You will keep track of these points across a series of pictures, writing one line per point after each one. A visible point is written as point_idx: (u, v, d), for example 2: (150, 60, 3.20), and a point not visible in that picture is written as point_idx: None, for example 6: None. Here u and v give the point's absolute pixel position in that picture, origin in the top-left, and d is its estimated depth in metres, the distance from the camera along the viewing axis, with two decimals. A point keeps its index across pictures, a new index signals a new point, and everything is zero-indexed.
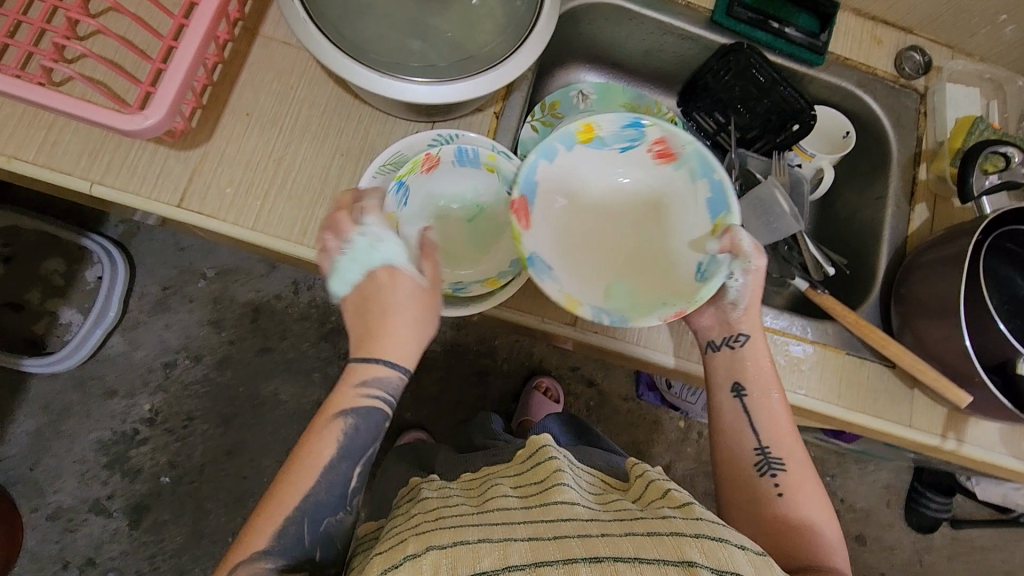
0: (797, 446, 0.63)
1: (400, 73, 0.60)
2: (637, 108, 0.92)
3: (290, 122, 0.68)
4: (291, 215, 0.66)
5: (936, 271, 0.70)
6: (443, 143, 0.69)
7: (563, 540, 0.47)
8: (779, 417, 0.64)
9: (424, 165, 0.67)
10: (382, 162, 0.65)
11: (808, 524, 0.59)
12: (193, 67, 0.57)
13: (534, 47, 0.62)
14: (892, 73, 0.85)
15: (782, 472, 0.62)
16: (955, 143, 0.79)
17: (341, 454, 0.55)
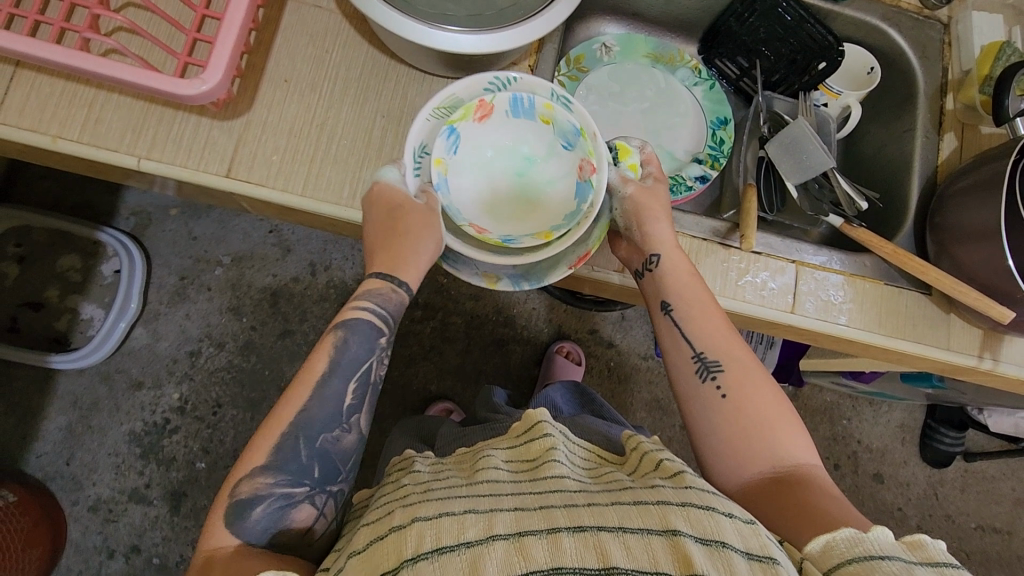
0: (732, 346, 0.66)
1: (447, 24, 0.61)
2: (660, 58, 0.92)
3: (329, 87, 0.68)
4: (339, 178, 0.67)
5: (976, 192, 0.71)
6: (499, 87, 0.65)
7: (547, 511, 0.50)
8: (710, 320, 0.67)
9: (477, 113, 0.64)
10: (435, 106, 0.63)
11: (749, 411, 0.62)
12: (242, 32, 0.58)
13: None
14: (914, 5, 0.85)
15: (722, 374, 0.64)
16: (983, 70, 0.80)
17: (333, 365, 0.59)
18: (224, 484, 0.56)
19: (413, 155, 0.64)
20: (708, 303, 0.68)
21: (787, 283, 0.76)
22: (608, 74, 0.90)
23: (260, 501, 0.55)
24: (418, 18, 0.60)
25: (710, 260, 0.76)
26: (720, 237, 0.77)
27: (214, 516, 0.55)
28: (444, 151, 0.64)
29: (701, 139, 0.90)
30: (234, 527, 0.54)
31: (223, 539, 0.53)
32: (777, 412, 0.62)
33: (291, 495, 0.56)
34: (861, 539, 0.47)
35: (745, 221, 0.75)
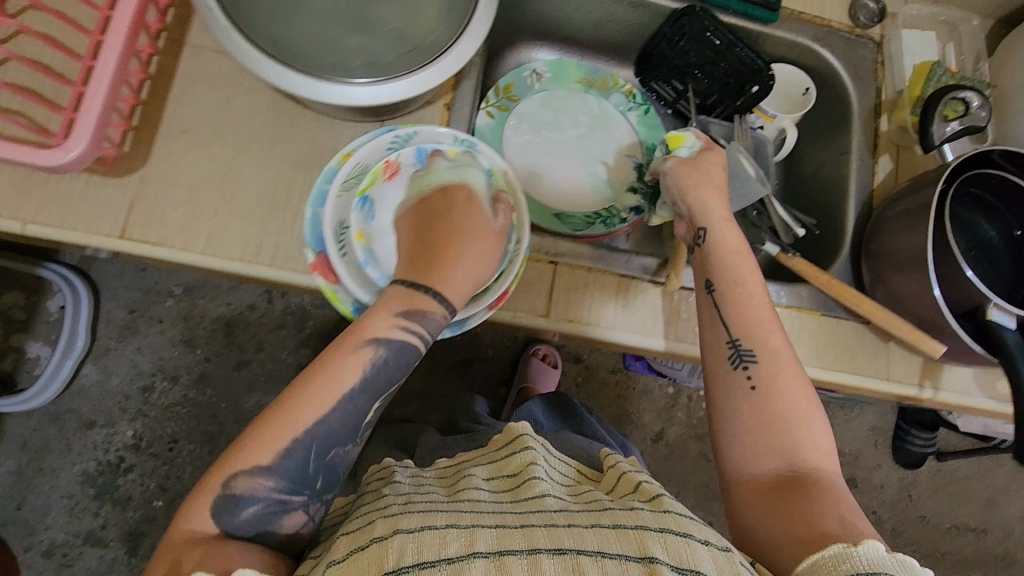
0: (767, 336, 0.63)
1: (341, 76, 0.59)
2: (593, 84, 0.89)
3: (230, 136, 0.64)
4: (245, 233, 0.63)
5: (910, 220, 0.70)
6: (401, 144, 0.61)
7: (529, 530, 0.46)
8: (751, 305, 0.64)
9: (385, 174, 0.61)
10: (344, 177, 0.59)
11: (781, 404, 0.59)
12: (113, 91, 0.55)
13: (473, 40, 0.60)
14: (847, 24, 0.83)
15: (753, 364, 0.61)
16: (915, 90, 0.79)
17: (365, 382, 0.53)
18: (219, 464, 0.50)
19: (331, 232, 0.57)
20: (754, 288, 0.65)
21: None
22: (538, 102, 0.87)
23: (257, 501, 0.49)
24: (308, 71, 0.58)
25: (642, 300, 0.71)
26: (650, 273, 0.72)
27: (202, 492, 0.49)
28: (361, 222, 0.59)
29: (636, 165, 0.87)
30: (223, 519, 0.49)
31: (209, 524, 0.48)
32: (801, 405, 0.60)
33: (286, 501, 0.51)
34: (850, 553, 0.45)
35: (676, 259, 0.72)
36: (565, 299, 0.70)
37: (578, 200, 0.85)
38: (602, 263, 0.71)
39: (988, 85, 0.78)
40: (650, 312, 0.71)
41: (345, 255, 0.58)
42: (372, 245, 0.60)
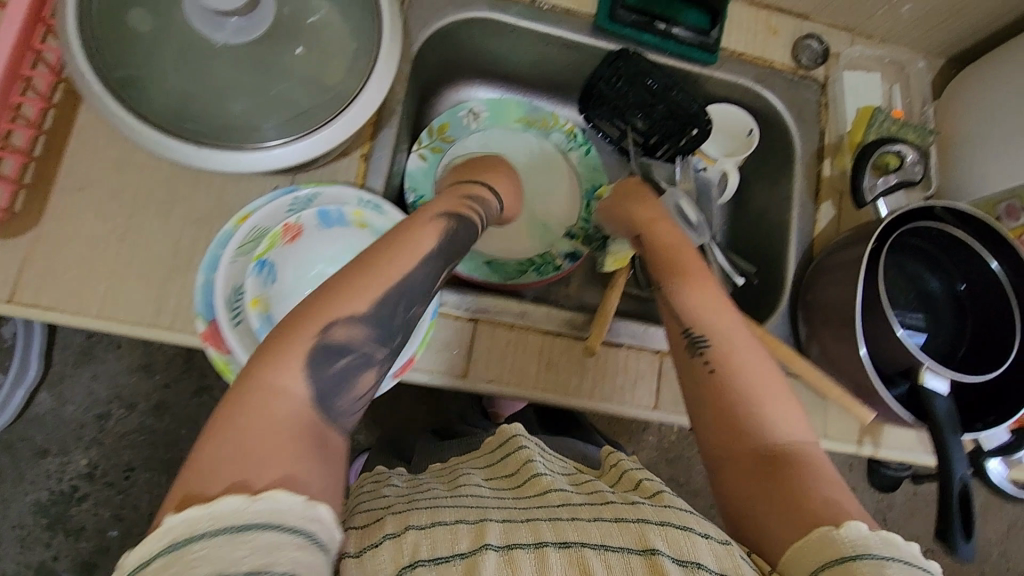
0: (717, 315, 0.58)
1: (227, 141, 0.56)
2: (533, 123, 0.86)
3: (130, 195, 0.62)
4: (144, 296, 0.60)
5: (842, 276, 0.68)
6: (303, 205, 0.59)
7: (534, 523, 0.44)
8: (696, 287, 0.60)
9: (284, 237, 0.58)
10: (238, 241, 0.56)
11: (743, 388, 0.53)
12: None
13: (368, 102, 0.58)
14: (789, 65, 0.81)
15: (710, 348, 0.56)
16: (855, 136, 0.77)
17: (435, 249, 0.51)
18: (306, 314, 0.44)
19: (223, 302, 0.54)
20: (700, 275, 0.61)
21: (650, 376, 0.71)
22: (475, 142, 0.83)
23: (352, 351, 0.44)
24: (190, 137, 0.55)
25: (564, 358, 0.69)
26: (574, 327, 0.70)
27: (296, 341, 0.42)
28: (258, 289, 0.57)
29: (574, 210, 0.85)
30: (312, 371, 0.42)
31: (298, 385, 0.41)
32: (768, 382, 0.53)
33: (369, 357, 0.45)
34: (873, 537, 0.41)
35: (601, 321, 0.69)
36: (484, 359, 0.67)
37: (515, 247, 0.82)
38: (524, 320, 0.69)
39: (930, 131, 0.76)
40: (636, 384, 0.71)
41: (238, 325, 0.55)
42: (270, 311, 0.58)
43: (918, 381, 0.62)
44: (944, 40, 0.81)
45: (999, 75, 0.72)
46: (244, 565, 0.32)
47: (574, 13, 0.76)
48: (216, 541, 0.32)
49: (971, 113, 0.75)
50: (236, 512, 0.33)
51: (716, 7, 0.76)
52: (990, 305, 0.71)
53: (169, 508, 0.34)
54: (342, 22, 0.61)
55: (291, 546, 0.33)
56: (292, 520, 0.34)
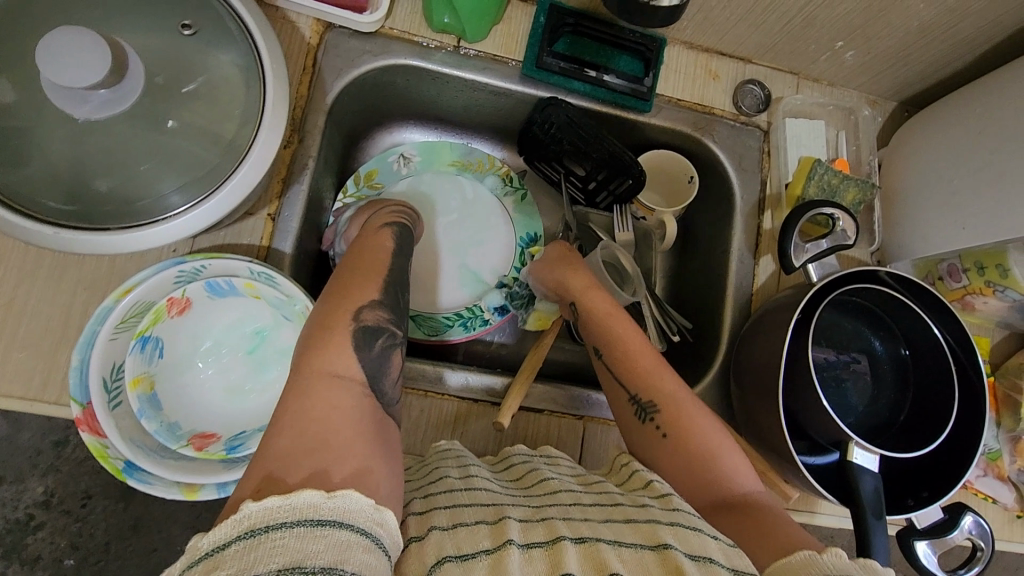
0: (660, 376, 0.60)
1: (103, 220, 0.51)
2: (468, 166, 0.81)
3: (17, 260, 0.59)
4: (29, 369, 0.58)
5: (770, 342, 0.65)
6: (190, 277, 0.56)
7: (550, 522, 0.45)
8: (636, 352, 0.62)
9: (172, 310, 0.56)
10: (116, 319, 0.53)
11: (692, 443, 0.56)
12: None
13: (257, 167, 0.54)
14: (730, 110, 0.77)
15: (659, 412, 0.58)
16: (796, 189, 0.74)
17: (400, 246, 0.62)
18: (332, 311, 0.51)
19: (100, 385, 0.52)
20: (636, 338, 0.63)
21: (574, 445, 0.68)
22: (407, 187, 0.79)
23: (385, 331, 0.51)
24: (59, 219, 0.50)
25: (480, 425, 0.66)
26: (494, 394, 0.67)
27: (333, 336, 0.49)
28: (140, 366, 0.55)
29: (507, 258, 0.81)
30: (362, 353, 0.49)
31: (352, 370, 0.47)
32: (717, 433, 0.57)
33: (394, 336, 0.53)
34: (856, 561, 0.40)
35: (516, 392, 0.64)
36: None
37: (445, 298, 0.79)
38: (440, 387, 0.66)
39: (871, 185, 0.73)
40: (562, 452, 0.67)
41: (117, 407, 0.53)
42: (155, 389, 0.55)
43: (847, 457, 0.59)
44: (891, 85, 0.78)
45: (942, 126, 0.68)
46: (319, 558, 0.32)
47: (501, 58, 0.72)
48: (295, 531, 0.33)
49: (912, 165, 0.71)
50: (314, 507, 0.34)
51: (650, 54, 0.72)
52: (931, 372, 0.67)
53: (248, 493, 0.37)
54: (233, 84, 0.56)
55: (357, 547, 0.34)
56: (360, 522, 0.35)
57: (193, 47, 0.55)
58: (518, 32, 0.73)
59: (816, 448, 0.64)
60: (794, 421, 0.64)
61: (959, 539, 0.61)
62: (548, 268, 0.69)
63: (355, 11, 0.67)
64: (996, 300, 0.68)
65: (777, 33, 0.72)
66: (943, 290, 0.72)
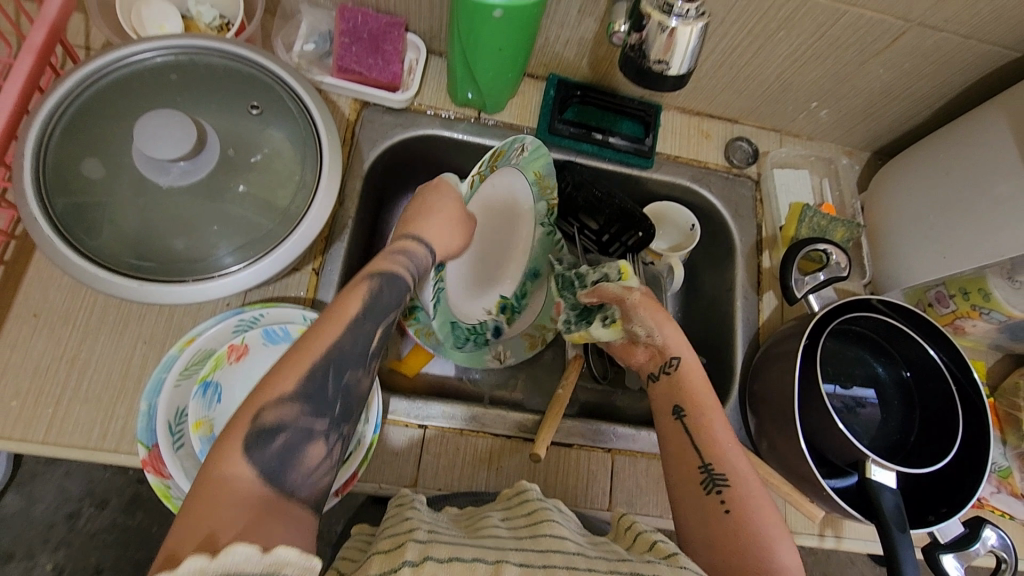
0: (736, 456, 0.59)
1: (170, 274, 0.57)
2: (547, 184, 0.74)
3: (84, 317, 0.64)
4: (89, 419, 0.61)
5: (781, 370, 0.70)
6: (248, 325, 0.62)
7: (551, 570, 0.45)
8: (715, 428, 0.61)
9: (230, 357, 0.61)
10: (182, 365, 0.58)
11: (754, 529, 0.54)
12: None
13: (313, 226, 0.61)
14: (723, 164, 0.86)
15: (727, 487, 0.57)
16: (789, 231, 0.81)
17: (366, 309, 0.53)
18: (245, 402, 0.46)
19: (166, 427, 0.56)
20: (720, 414, 0.62)
21: (603, 480, 0.70)
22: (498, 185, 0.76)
23: (287, 428, 0.44)
24: (134, 273, 0.56)
25: (514, 460, 0.69)
26: (525, 430, 0.71)
27: (226, 437, 0.44)
28: (201, 411, 0.58)
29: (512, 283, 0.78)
30: (253, 455, 0.43)
31: (239, 471, 0.42)
32: (775, 523, 0.55)
33: (311, 428, 0.46)
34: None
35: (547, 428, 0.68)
36: (434, 468, 0.67)
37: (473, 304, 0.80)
38: (474, 425, 0.70)
39: (857, 224, 0.80)
40: (593, 485, 0.70)
41: (180, 450, 0.56)
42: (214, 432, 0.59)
43: (865, 474, 0.62)
44: (863, 138, 0.87)
45: (908, 169, 0.77)
46: None
47: (516, 126, 0.81)
48: None
49: (889, 205, 0.79)
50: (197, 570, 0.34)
51: (649, 118, 0.82)
52: (932, 393, 0.71)
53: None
54: (289, 153, 0.63)
55: None
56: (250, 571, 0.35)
57: (257, 123, 0.62)
58: (531, 104, 0.82)
59: (837, 471, 0.67)
60: (812, 446, 0.68)
61: (983, 554, 0.64)
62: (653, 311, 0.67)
63: (390, 90, 0.76)
64: (984, 322, 0.74)
65: (759, 98, 0.82)
66: (934, 316, 0.78)
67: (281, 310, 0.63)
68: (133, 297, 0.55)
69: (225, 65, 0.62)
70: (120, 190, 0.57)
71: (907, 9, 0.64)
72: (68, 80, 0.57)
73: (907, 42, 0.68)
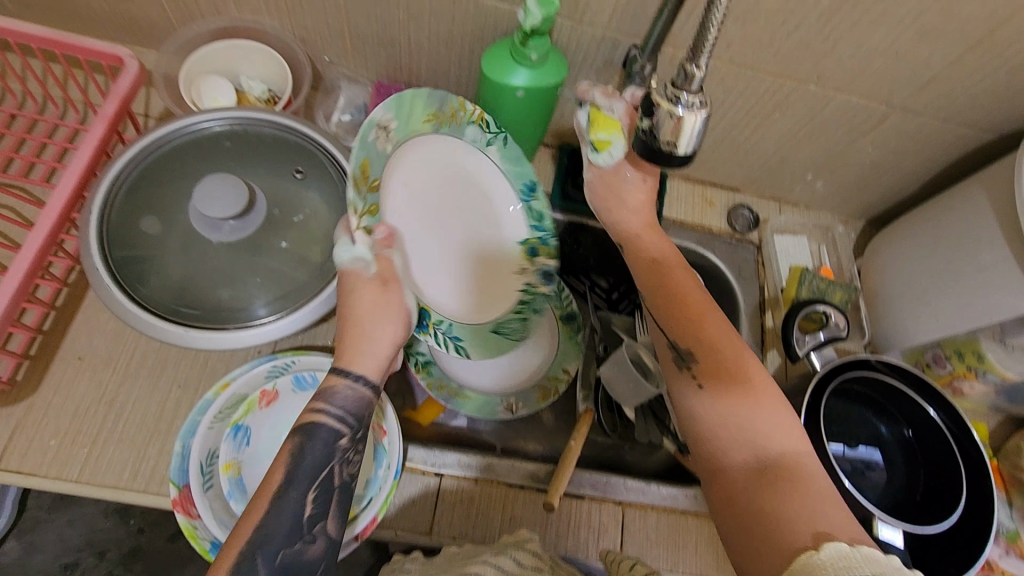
0: (706, 323, 0.58)
1: (210, 321, 0.61)
2: (442, 116, 0.69)
3: (125, 361, 0.68)
4: (122, 459, 0.64)
5: None
6: (280, 371, 0.65)
7: None
8: (683, 297, 0.60)
9: (261, 401, 0.64)
10: (217, 409, 0.61)
11: (734, 398, 0.54)
12: None
13: None
14: (726, 230, 0.91)
15: (697, 360, 0.56)
16: (790, 292, 0.85)
17: (290, 476, 0.51)
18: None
19: (197, 467, 0.58)
20: (687, 289, 0.61)
21: (613, 532, 0.72)
22: (397, 179, 0.67)
23: None
24: (178, 320, 0.60)
25: (527, 511, 0.71)
26: (537, 481, 0.72)
27: None
28: (230, 452, 0.61)
29: (521, 226, 0.73)
30: None
31: None
32: (761, 388, 0.54)
33: None
34: (855, 556, 0.42)
35: (562, 474, 0.69)
36: (449, 517, 0.69)
37: (486, 380, 0.84)
38: (488, 473, 0.72)
39: (854, 288, 0.84)
40: (604, 538, 0.71)
41: (209, 490, 0.59)
42: (242, 474, 0.62)
43: (873, 532, 0.65)
44: (857, 208, 0.93)
45: (900, 236, 0.82)
46: None
47: None
48: None
49: (885, 270, 0.83)
50: None
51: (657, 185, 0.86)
52: (935, 451, 0.73)
53: None
54: (327, 212, 0.67)
55: None
56: None
57: (299, 185, 0.67)
58: (547, 171, 0.89)
59: None
60: None
61: None
62: (623, 174, 0.67)
63: None
64: (980, 384, 0.77)
65: (758, 170, 0.88)
66: (933, 376, 0.81)
67: (311, 357, 0.66)
68: (175, 341, 0.59)
69: (276, 135, 0.68)
70: (175, 243, 0.62)
71: (889, 95, 0.71)
72: (136, 145, 0.64)
73: (892, 124, 0.75)
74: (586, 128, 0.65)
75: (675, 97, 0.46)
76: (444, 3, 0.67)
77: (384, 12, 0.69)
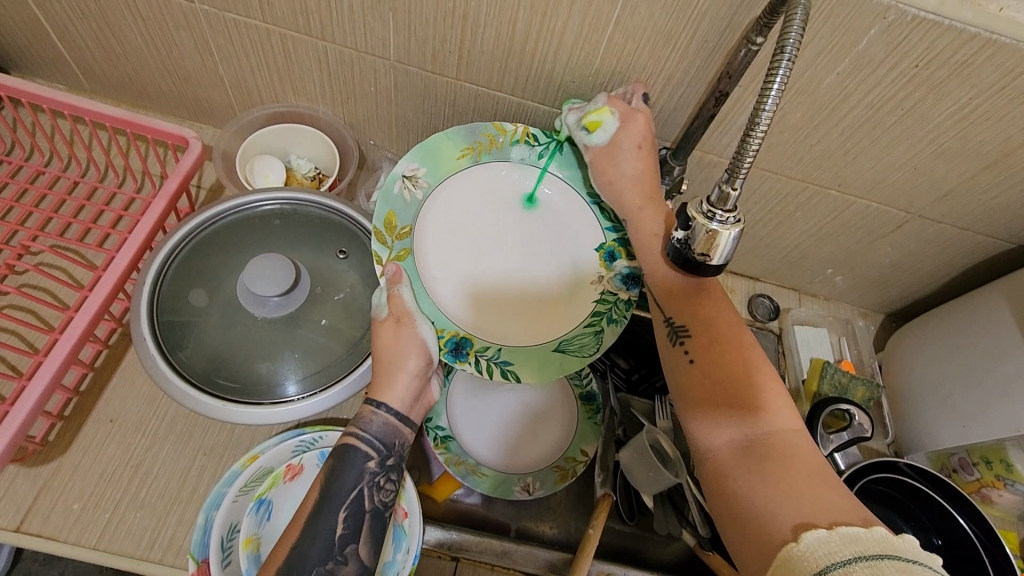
0: (702, 305, 0.59)
1: (245, 394, 0.62)
2: (481, 145, 0.69)
3: (155, 425, 0.69)
4: (141, 527, 0.64)
5: None
6: (307, 446, 0.66)
7: None
8: (677, 281, 0.61)
9: (285, 475, 0.65)
10: (243, 481, 0.62)
11: (729, 371, 0.54)
12: (24, 424, 0.58)
13: None
14: (747, 318, 0.93)
15: (690, 337, 0.58)
16: (812, 385, 0.85)
17: (325, 495, 0.56)
18: None
19: (217, 541, 0.58)
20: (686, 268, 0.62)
21: None
22: (434, 217, 0.69)
23: None
24: (216, 391, 0.61)
25: None
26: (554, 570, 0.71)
27: None
28: (252, 528, 0.61)
29: (595, 231, 0.71)
30: None
31: None
32: (758, 362, 0.55)
33: None
34: (835, 539, 0.41)
35: (580, 562, 0.68)
36: None
37: (484, 441, 0.82)
38: (506, 560, 0.72)
39: (877, 385, 0.83)
40: None
41: (227, 566, 0.59)
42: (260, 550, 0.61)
43: None
44: (877, 303, 0.94)
45: (922, 335, 0.83)
46: None
47: None
48: None
49: (906, 368, 0.84)
50: None
51: None
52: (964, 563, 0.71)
53: None
54: (367, 292, 0.70)
55: None
56: None
57: (342, 266, 0.70)
58: None
59: None
60: None
61: None
62: (622, 149, 0.65)
63: None
64: (1009, 493, 0.76)
65: (779, 262, 0.91)
66: (959, 482, 0.80)
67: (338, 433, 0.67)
68: (210, 413, 0.60)
69: (324, 217, 0.72)
70: (221, 315, 0.65)
71: (908, 203, 0.74)
72: (196, 218, 0.68)
73: (911, 229, 0.78)
74: (575, 123, 0.66)
75: (710, 214, 0.49)
76: (488, 103, 0.72)
77: (431, 106, 0.74)
